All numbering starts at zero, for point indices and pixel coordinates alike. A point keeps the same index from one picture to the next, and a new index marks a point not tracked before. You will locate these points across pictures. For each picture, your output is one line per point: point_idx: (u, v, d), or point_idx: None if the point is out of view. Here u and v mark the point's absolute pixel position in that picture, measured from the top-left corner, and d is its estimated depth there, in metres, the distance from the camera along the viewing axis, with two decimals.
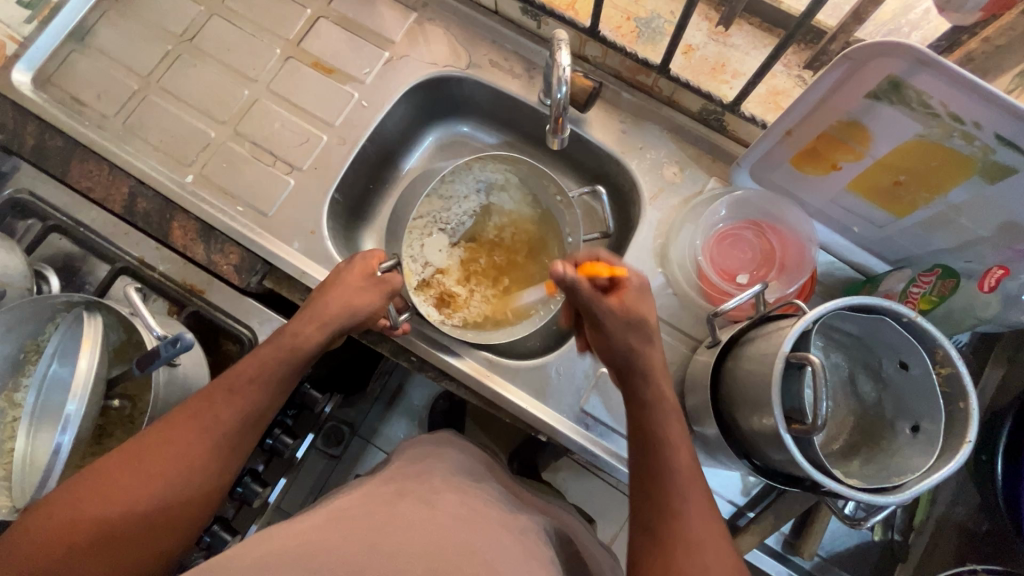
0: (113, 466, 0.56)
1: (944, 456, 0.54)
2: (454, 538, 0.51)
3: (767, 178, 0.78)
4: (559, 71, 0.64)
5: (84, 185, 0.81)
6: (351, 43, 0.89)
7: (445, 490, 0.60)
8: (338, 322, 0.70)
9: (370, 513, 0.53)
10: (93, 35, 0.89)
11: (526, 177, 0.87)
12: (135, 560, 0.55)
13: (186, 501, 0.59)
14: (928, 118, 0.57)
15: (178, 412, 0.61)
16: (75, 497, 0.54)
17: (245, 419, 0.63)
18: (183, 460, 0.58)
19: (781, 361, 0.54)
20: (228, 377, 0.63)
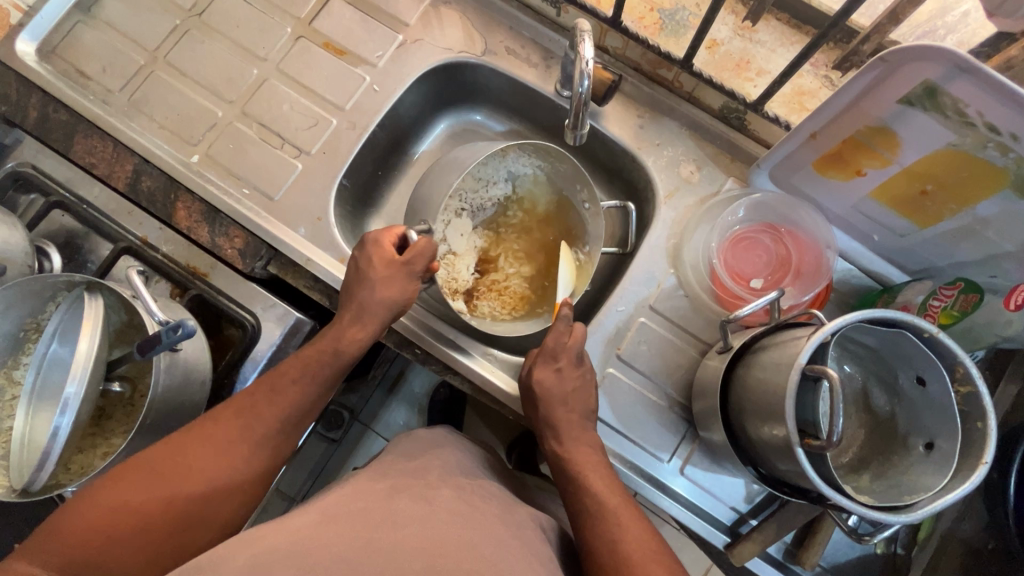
0: (157, 459, 0.57)
1: (958, 476, 0.52)
2: (452, 534, 0.50)
3: (787, 181, 0.76)
4: (582, 64, 0.62)
5: (88, 162, 0.80)
6: (365, 24, 0.86)
7: (445, 487, 0.59)
8: (380, 318, 0.69)
9: (368, 509, 0.52)
10: (99, 6, 0.86)
11: (561, 170, 0.86)
12: (171, 553, 0.54)
13: (226, 497, 0.58)
14: (962, 127, 0.54)
15: (224, 408, 0.62)
16: (124, 484, 0.54)
17: (281, 422, 0.63)
18: (225, 457, 0.59)
19: (797, 373, 0.52)
20: (272, 378, 0.65)
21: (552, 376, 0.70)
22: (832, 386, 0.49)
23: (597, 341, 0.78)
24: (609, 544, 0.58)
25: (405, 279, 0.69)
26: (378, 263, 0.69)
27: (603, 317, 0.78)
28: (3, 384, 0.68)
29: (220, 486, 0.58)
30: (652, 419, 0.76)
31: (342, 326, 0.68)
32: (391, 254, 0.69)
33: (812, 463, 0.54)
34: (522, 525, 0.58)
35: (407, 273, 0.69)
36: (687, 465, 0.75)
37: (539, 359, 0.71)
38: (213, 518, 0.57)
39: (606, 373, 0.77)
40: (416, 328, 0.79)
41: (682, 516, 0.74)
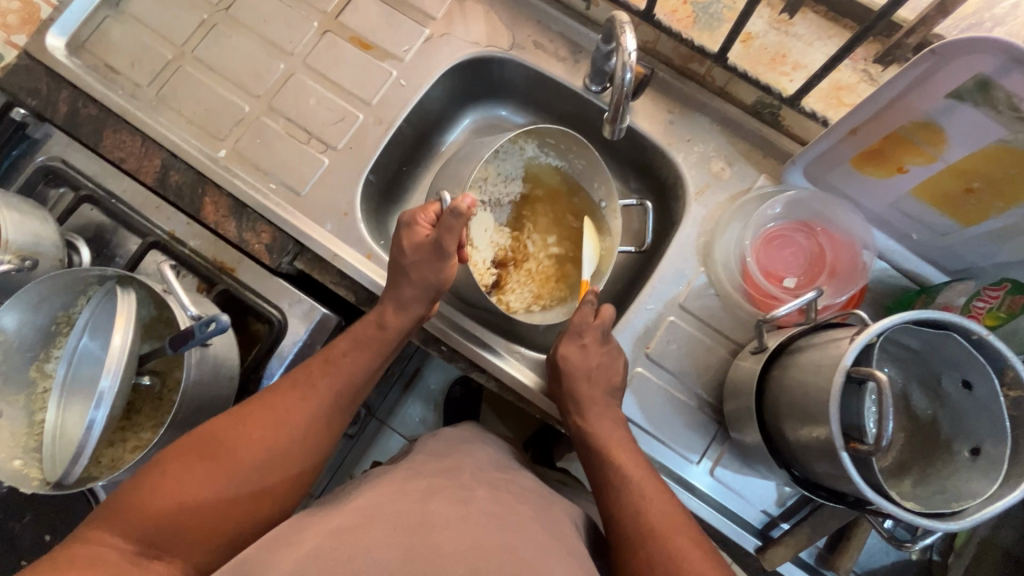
0: (219, 430, 0.57)
1: (1008, 483, 0.51)
2: (492, 538, 0.49)
3: (823, 178, 0.74)
4: (624, 55, 0.60)
5: (117, 156, 0.80)
6: (392, 18, 0.85)
7: (480, 487, 0.57)
8: (417, 301, 0.69)
9: (403, 510, 0.51)
10: (128, 1, 0.87)
11: (576, 166, 0.86)
12: (237, 527, 0.54)
13: (286, 473, 0.59)
14: (1014, 122, 0.52)
15: (280, 384, 0.63)
16: (186, 457, 0.55)
17: (333, 399, 0.64)
18: (286, 427, 0.60)
19: (842, 375, 0.50)
20: (323, 353, 0.66)
21: (582, 374, 0.69)
22: (881, 388, 0.48)
23: (626, 340, 0.76)
24: (638, 519, 0.58)
25: (436, 261, 0.67)
26: (407, 247, 0.68)
27: (632, 315, 0.77)
28: (35, 377, 0.68)
29: (283, 457, 0.59)
30: (682, 419, 0.75)
31: (383, 309, 0.69)
32: (422, 236, 0.68)
33: (856, 467, 0.52)
34: (558, 526, 0.57)
35: (438, 255, 0.67)
36: (717, 467, 0.74)
37: (564, 338, 0.73)
38: (277, 489, 0.58)
39: (635, 372, 0.76)
40: (442, 324, 0.79)
41: (711, 518, 0.73)
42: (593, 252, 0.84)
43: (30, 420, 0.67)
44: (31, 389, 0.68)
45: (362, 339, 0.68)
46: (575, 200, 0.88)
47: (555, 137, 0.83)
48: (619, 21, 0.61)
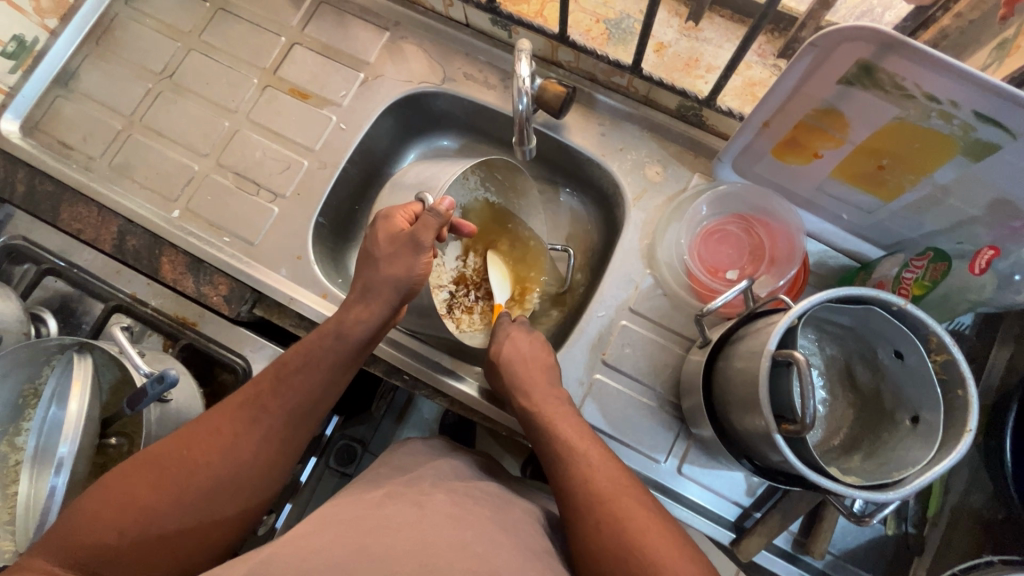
0: (164, 455, 0.58)
1: (945, 447, 0.52)
2: (444, 537, 0.52)
3: (750, 171, 0.76)
4: (520, 82, 0.65)
5: (75, 228, 0.83)
6: (327, 67, 0.89)
7: (438, 491, 0.61)
8: (382, 297, 0.70)
9: (359, 516, 0.55)
10: (76, 80, 0.91)
11: (518, 205, 0.90)
12: (184, 551, 0.57)
13: (234, 495, 0.60)
14: (904, 100, 0.55)
15: (230, 400, 0.64)
16: (131, 481, 0.56)
17: (288, 416, 0.65)
18: (233, 450, 0.61)
19: (768, 359, 0.52)
20: (276, 365, 0.66)
21: (538, 382, 0.72)
22: (799, 366, 0.49)
23: (581, 348, 0.78)
24: (585, 487, 0.60)
25: (412, 253, 0.70)
26: (383, 238, 0.71)
27: (585, 323, 0.79)
28: (6, 451, 0.70)
29: (229, 480, 0.60)
30: (644, 420, 0.76)
31: (349, 310, 0.70)
32: (399, 229, 0.71)
33: (795, 448, 0.54)
34: (515, 523, 0.60)
35: (414, 247, 0.70)
36: (684, 464, 0.75)
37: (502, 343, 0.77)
38: (228, 511, 0.60)
39: (593, 379, 0.77)
40: (402, 353, 0.81)
41: (683, 515, 0.73)
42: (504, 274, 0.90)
43: (5, 493, 0.69)
44: (3, 464, 0.69)
45: (320, 355, 0.67)
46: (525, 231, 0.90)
47: (504, 174, 0.86)
48: (516, 49, 0.65)
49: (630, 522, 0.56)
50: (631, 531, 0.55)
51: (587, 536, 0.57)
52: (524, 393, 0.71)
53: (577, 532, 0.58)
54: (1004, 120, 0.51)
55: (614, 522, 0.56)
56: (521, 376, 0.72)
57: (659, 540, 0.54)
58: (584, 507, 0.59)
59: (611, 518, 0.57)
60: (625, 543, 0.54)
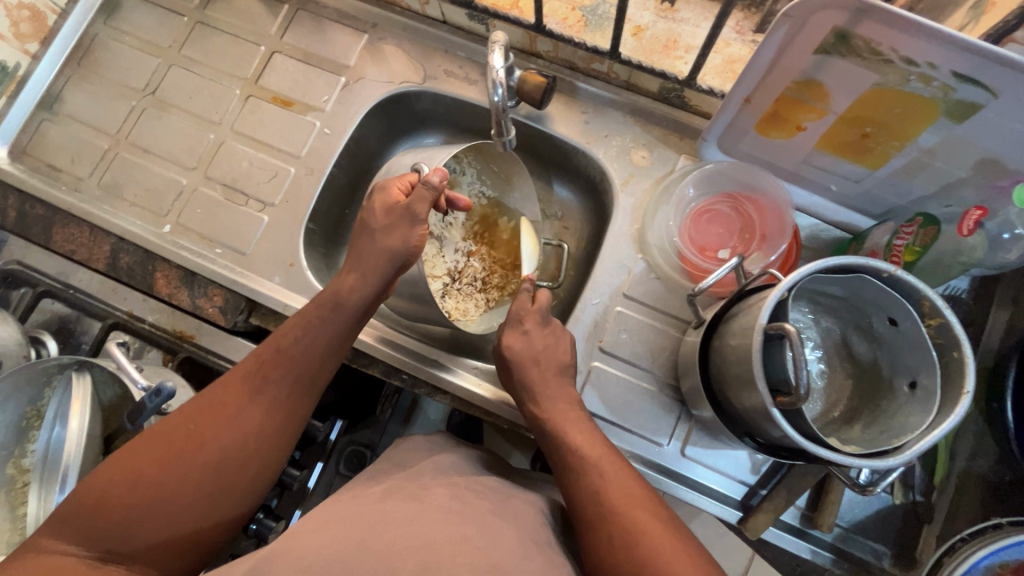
0: (170, 430, 0.59)
1: (943, 411, 0.52)
2: (444, 531, 0.52)
3: (734, 149, 0.76)
4: (492, 72, 0.66)
5: (68, 249, 0.84)
6: (307, 73, 0.89)
7: (439, 486, 0.61)
8: (380, 268, 0.72)
9: (362, 512, 0.55)
10: (61, 102, 0.91)
11: (514, 200, 0.91)
12: (197, 523, 0.57)
13: (243, 466, 0.61)
14: (882, 66, 0.54)
15: (232, 373, 0.65)
16: (136, 457, 0.57)
17: (292, 385, 0.66)
18: (238, 423, 0.61)
19: (760, 334, 0.52)
20: (276, 338, 0.67)
21: (537, 371, 0.72)
22: (791, 339, 0.49)
23: (578, 336, 0.78)
24: (591, 488, 0.61)
25: (407, 224, 0.72)
26: (379, 209, 0.73)
27: (580, 312, 0.79)
28: (13, 473, 0.69)
29: (236, 452, 0.60)
30: (645, 404, 0.76)
31: (344, 281, 0.71)
32: (394, 200, 0.74)
33: (792, 421, 0.53)
34: (517, 513, 0.60)
35: (409, 219, 0.72)
36: (688, 446, 0.74)
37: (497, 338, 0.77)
38: (239, 482, 0.60)
39: (591, 367, 0.77)
40: (399, 354, 0.81)
41: (688, 496, 0.74)
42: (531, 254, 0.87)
43: (14, 515, 0.69)
44: (11, 486, 0.69)
45: (319, 327, 0.69)
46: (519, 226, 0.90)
47: (501, 164, 0.88)
48: (489, 41, 0.66)
49: (631, 519, 0.57)
50: (631, 526, 0.56)
51: (591, 534, 0.58)
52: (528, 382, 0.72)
53: (585, 529, 0.59)
54: (984, 78, 0.50)
55: (617, 519, 0.57)
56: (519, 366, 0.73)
57: (654, 531, 0.56)
58: (593, 501, 0.60)
59: (611, 512, 0.58)
60: (628, 536, 0.56)
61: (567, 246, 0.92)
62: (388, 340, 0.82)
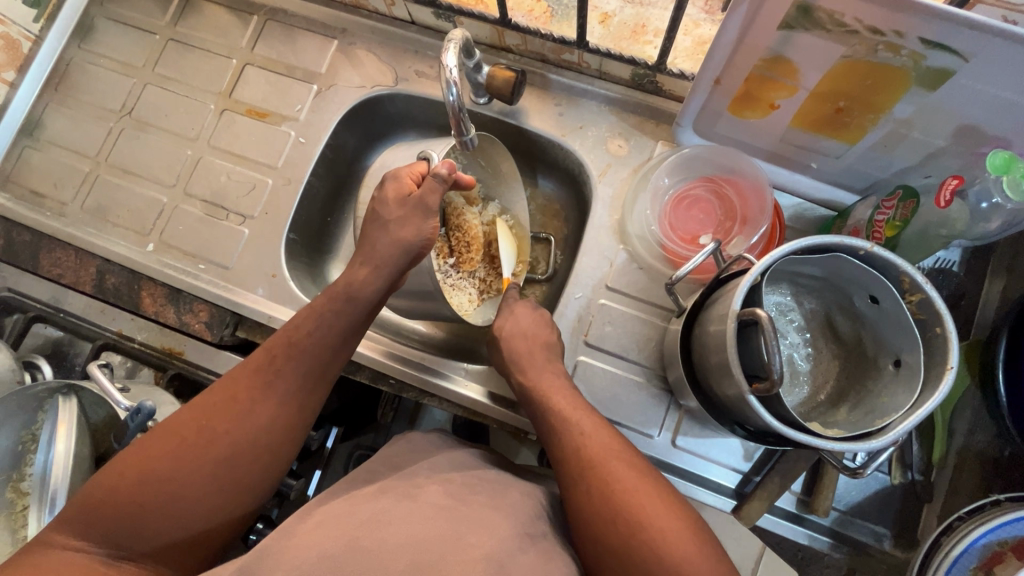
0: (181, 425, 0.59)
1: (927, 389, 0.50)
2: (432, 529, 0.52)
3: (710, 131, 0.75)
4: (446, 72, 0.64)
5: (56, 273, 0.85)
6: (279, 83, 0.89)
7: (432, 483, 0.61)
8: (393, 261, 0.71)
9: (351, 511, 0.55)
10: (41, 128, 0.92)
11: (500, 196, 0.90)
12: (209, 518, 0.57)
13: (255, 461, 0.60)
14: (847, 37, 0.53)
15: (243, 366, 0.64)
16: (148, 453, 0.56)
17: (303, 378, 0.65)
18: (251, 417, 0.61)
19: (733, 321, 0.51)
20: (287, 330, 0.66)
21: (524, 366, 0.71)
22: (761, 326, 0.47)
23: (563, 331, 0.77)
24: (578, 454, 0.62)
25: (422, 216, 0.71)
26: (393, 201, 0.72)
27: (563, 307, 0.78)
28: (12, 496, 0.67)
29: (247, 448, 0.60)
30: (633, 396, 0.75)
31: (355, 271, 0.71)
32: (408, 190, 0.72)
33: (771, 407, 0.52)
34: (512, 506, 0.60)
35: (423, 212, 0.71)
36: (679, 436, 0.74)
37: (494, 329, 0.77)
38: (251, 477, 0.60)
39: (578, 361, 0.76)
40: (385, 359, 0.82)
41: (681, 487, 0.73)
42: (512, 247, 0.88)
43: (15, 539, 0.66)
44: (10, 508, 0.67)
45: (331, 320, 0.68)
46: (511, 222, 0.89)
47: (487, 158, 0.86)
48: (444, 41, 0.65)
49: (621, 487, 0.58)
50: (620, 490, 0.58)
51: (579, 500, 0.59)
52: (521, 376, 0.72)
53: (572, 504, 0.60)
54: (952, 43, 0.49)
55: (606, 485, 0.58)
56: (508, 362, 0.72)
57: (645, 497, 0.57)
58: (578, 473, 0.61)
59: (596, 481, 0.59)
60: (616, 506, 0.57)
61: (553, 237, 0.93)
62: (378, 344, 0.83)
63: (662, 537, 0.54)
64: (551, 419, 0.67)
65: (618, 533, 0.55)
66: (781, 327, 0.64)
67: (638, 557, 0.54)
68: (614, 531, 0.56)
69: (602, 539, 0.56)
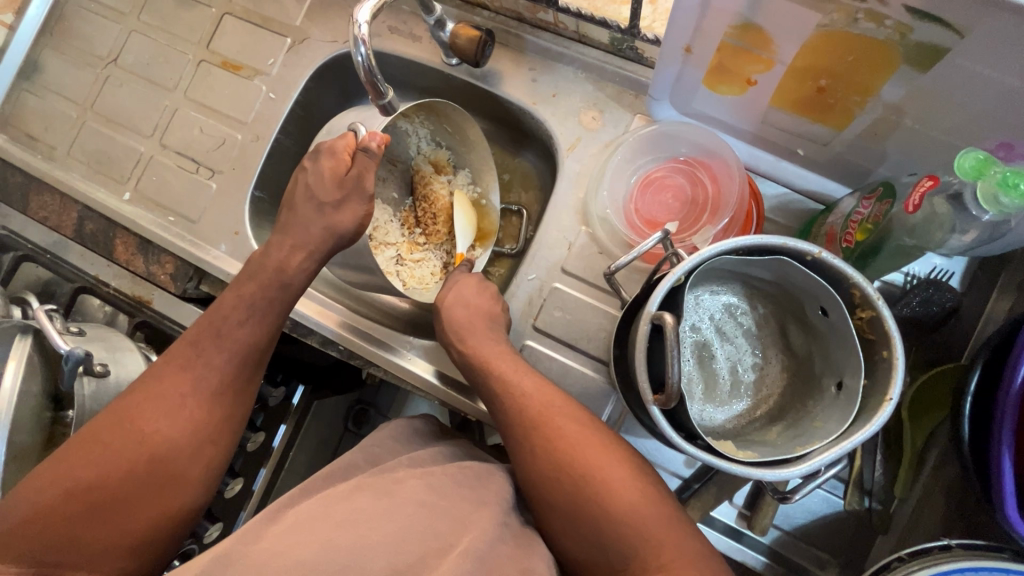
0: (103, 431, 0.56)
1: (862, 418, 0.45)
2: (379, 520, 0.49)
3: (686, 106, 0.67)
4: (354, 29, 0.60)
5: (42, 216, 0.89)
6: (255, 35, 0.87)
7: (413, 478, 0.55)
8: (326, 245, 0.70)
9: (328, 511, 0.51)
10: (37, 72, 0.94)
11: (471, 163, 0.84)
12: (147, 522, 0.55)
13: (191, 454, 0.59)
14: (823, 2, 0.44)
15: (167, 361, 0.62)
16: (68, 463, 0.54)
17: (238, 359, 0.63)
18: (181, 413, 0.59)
19: (646, 323, 0.46)
20: (213, 318, 0.64)
21: (465, 344, 0.68)
22: (668, 332, 0.43)
23: (512, 311, 0.74)
24: (522, 412, 0.60)
25: (358, 199, 0.70)
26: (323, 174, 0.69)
27: (515, 287, 0.74)
28: None
29: (181, 438, 0.58)
30: (578, 388, 0.71)
31: (305, 227, 0.69)
32: (343, 167, 0.69)
33: (678, 418, 0.48)
34: (494, 495, 0.55)
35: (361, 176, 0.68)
36: (620, 430, 0.71)
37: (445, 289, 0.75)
38: (188, 471, 0.58)
39: (524, 345, 0.73)
40: (336, 324, 0.81)
41: None
42: (471, 222, 0.83)
43: None
44: None
45: (257, 299, 0.66)
46: (476, 194, 0.85)
47: (453, 124, 0.81)
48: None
49: (566, 443, 0.56)
50: (566, 449, 0.56)
51: (525, 461, 0.57)
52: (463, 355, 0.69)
53: (517, 461, 0.58)
54: (943, 13, 0.40)
55: (551, 445, 0.57)
56: (458, 339, 0.69)
57: (604, 461, 0.55)
58: (522, 436, 0.59)
59: (546, 440, 0.57)
60: (560, 463, 0.55)
61: (526, 210, 0.88)
62: (331, 310, 0.82)
63: (608, 491, 0.53)
64: (489, 403, 0.64)
65: (562, 489, 0.54)
66: (727, 330, 0.58)
67: (583, 513, 0.53)
68: (562, 488, 0.54)
69: (553, 501, 0.55)
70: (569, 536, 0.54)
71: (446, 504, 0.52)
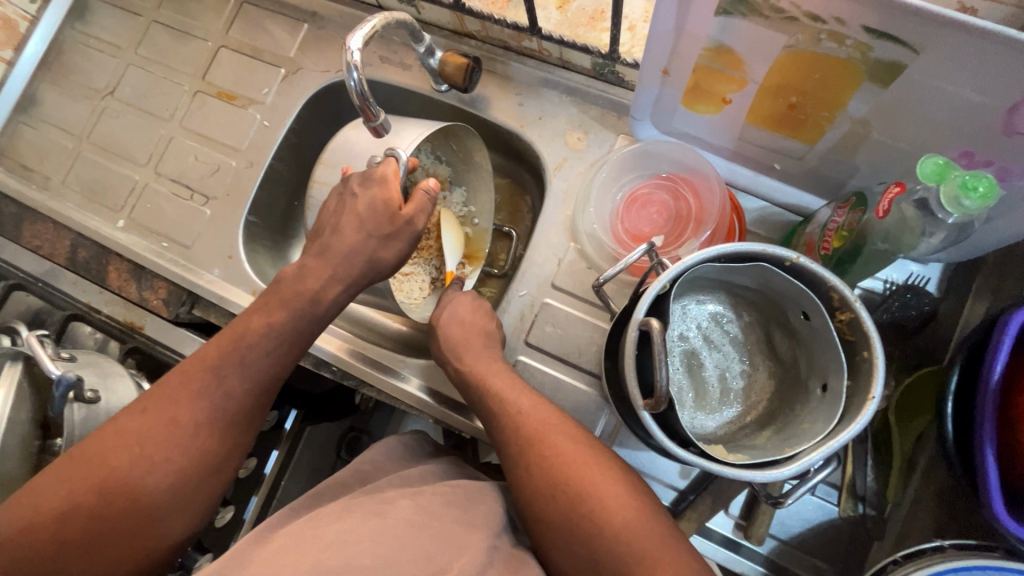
0: (99, 449, 0.56)
1: (847, 418, 0.46)
2: (371, 540, 0.49)
3: (666, 126, 0.70)
4: (348, 56, 0.61)
5: (34, 245, 0.89)
6: (250, 67, 0.90)
7: (403, 497, 0.55)
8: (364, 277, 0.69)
9: (318, 532, 0.51)
10: (35, 105, 0.96)
11: (467, 182, 0.86)
12: (134, 549, 0.54)
13: (182, 482, 0.57)
14: (787, 25, 0.47)
15: (168, 380, 0.60)
16: (64, 480, 0.54)
17: (250, 385, 0.62)
18: (177, 438, 0.57)
19: (634, 330, 0.48)
20: (216, 341, 0.63)
21: (459, 363, 0.69)
22: (655, 339, 0.44)
23: (505, 327, 0.75)
24: (517, 429, 0.60)
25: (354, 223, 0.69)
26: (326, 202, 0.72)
27: (506, 304, 0.75)
28: None
29: (171, 465, 0.57)
30: (571, 402, 0.72)
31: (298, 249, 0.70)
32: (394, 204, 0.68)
33: (669, 425, 0.49)
34: (486, 513, 0.55)
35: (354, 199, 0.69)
36: (614, 444, 0.71)
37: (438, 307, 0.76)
38: (179, 499, 0.57)
39: (517, 360, 0.74)
40: (332, 345, 0.82)
41: None
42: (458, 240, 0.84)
43: None
44: None
45: (272, 326, 0.64)
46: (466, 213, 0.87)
47: (460, 143, 0.82)
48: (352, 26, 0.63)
49: (563, 460, 0.57)
50: (561, 464, 0.56)
51: (521, 479, 0.58)
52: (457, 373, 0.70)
53: (513, 479, 0.58)
54: (898, 33, 0.43)
55: (545, 462, 0.57)
56: (450, 357, 0.70)
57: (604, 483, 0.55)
58: (517, 452, 0.59)
59: (540, 456, 0.57)
60: (555, 478, 0.56)
61: (514, 230, 0.90)
62: (331, 333, 0.82)
63: (603, 507, 0.53)
64: (482, 419, 0.64)
65: (557, 504, 0.54)
66: (715, 338, 0.59)
67: (577, 527, 0.53)
68: (557, 505, 0.54)
69: (547, 517, 0.55)
70: (563, 553, 0.53)
71: (438, 522, 0.51)
